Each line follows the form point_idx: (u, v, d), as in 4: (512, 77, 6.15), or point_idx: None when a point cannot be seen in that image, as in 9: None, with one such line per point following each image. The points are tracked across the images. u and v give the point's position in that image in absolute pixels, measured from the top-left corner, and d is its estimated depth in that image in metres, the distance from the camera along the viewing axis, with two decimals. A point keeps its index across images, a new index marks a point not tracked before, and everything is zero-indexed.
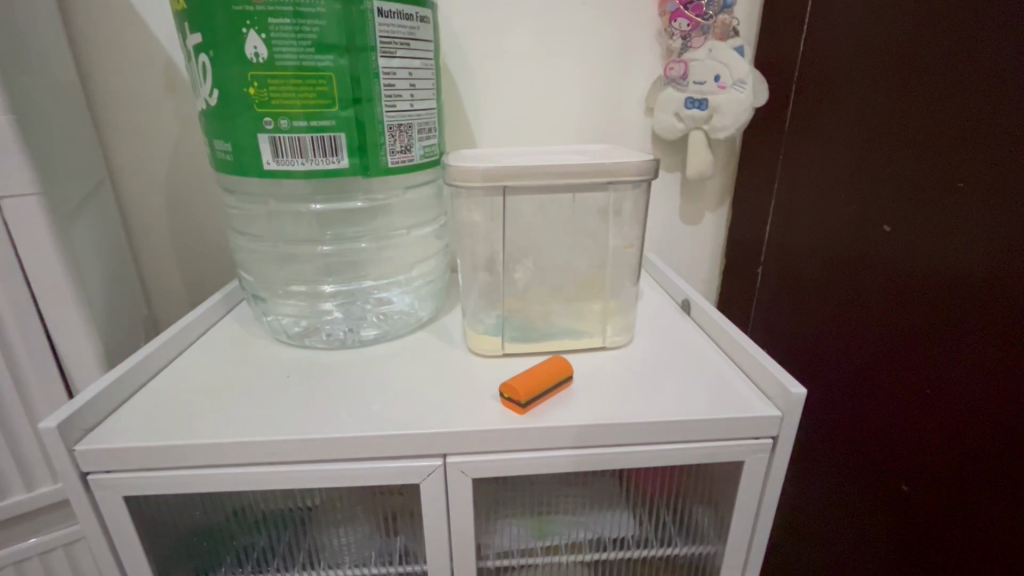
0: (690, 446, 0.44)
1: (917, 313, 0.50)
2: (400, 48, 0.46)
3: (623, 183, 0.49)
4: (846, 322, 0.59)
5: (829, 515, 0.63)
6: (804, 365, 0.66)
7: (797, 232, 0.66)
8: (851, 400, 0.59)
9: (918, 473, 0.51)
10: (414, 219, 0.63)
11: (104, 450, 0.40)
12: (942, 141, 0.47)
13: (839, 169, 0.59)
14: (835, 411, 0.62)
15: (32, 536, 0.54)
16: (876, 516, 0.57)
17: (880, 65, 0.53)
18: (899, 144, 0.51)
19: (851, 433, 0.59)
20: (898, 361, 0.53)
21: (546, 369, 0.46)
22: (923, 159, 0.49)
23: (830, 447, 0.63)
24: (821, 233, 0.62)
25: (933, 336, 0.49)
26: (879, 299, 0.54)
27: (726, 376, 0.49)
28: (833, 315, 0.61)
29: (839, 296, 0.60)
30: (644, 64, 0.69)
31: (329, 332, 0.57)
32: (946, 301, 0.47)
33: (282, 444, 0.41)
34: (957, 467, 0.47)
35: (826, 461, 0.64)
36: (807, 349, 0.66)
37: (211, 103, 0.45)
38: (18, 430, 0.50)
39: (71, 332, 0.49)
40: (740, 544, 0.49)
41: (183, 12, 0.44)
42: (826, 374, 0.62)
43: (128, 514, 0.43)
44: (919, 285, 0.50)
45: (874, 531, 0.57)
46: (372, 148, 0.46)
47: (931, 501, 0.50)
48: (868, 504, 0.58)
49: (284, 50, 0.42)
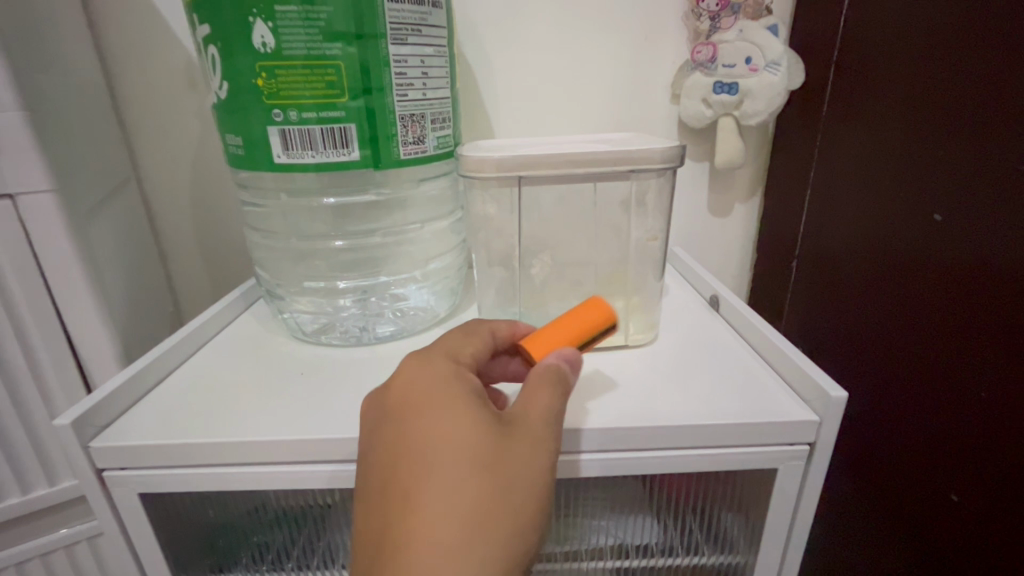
0: (719, 452, 0.41)
1: (963, 304, 0.46)
2: (411, 35, 0.45)
3: (646, 171, 0.46)
4: (885, 313, 0.55)
5: (869, 518, 0.59)
6: (841, 360, 0.62)
7: (837, 220, 0.62)
8: (889, 397, 0.55)
9: (965, 478, 0.47)
10: (429, 214, 0.62)
11: (116, 448, 0.40)
12: (995, 118, 0.43)
13: (885, 150, 0.54)
14: (873, 408, 0.58)
15: (60, 528, 0.55)
16: (917, 519, 0.53)
17: (939, 32, 0.48)
18: (955, 120, 0.46)
19: (889, 431, 0.56)
20: (951, 357, 0.48)
21: (574, 314, 0.41)
22: (976, 137, 0.45)
23: (869, 446, 0.59)
24: (864, 220, 0.58)
25: (979, 328, 0.45)
26: (916, 289, 0.51)
27: (759, 377, 0.46)
28: (874, 307, 0.57)
29: (878, 287, 0.56)
30: (670, 48, 0.65)
31: (345, 329, 0.57)
32: (995, 290, 0.43)
33: (292, 444, 0.40)
34: (1006, 471, 0.43)
35: (864, 461, 0.60)
36: (847, 344, 0.61)
37: (222, 96, 0.45)
38: (39, 427, 0.51)
39: (92, 329, 0.49)
40: (772, 557, 0.46)
41: (192, 4, 0.44)
42: (864, 369, 0.59)
43: (145, 510, 0.43)
44: (964, 273, 0.46)
45: (916, 537, 0.53)
46: (384, 139, 0.45)
47: (977, 509, 0.46)
48: (908, 506, 0.54)
49: (292, 39, 0.41)
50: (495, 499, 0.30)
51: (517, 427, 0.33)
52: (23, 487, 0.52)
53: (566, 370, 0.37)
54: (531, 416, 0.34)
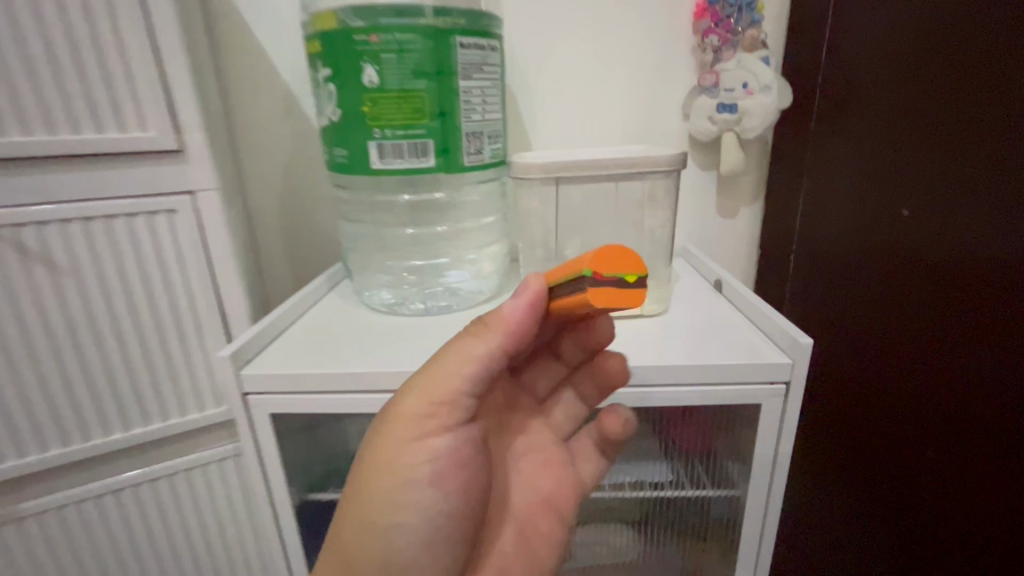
0: (712, 389, 0.53)
1: (947, 285, 0.56)
2: (474, 71, 0.59)
3: (656, 173, 0.58)
4: (874, 299, 0.65)
5: (875, 480, 0.68)
6: (843, 346, 0.71)
7: (839, 229, 0.71)
8: (882, 369, 0.65)
9: (962, 428, 0.56)
10: (480, 212, 0.76)
11: (259, 376, 0.54)
12: (955, 132, 0.54)
13: (879, 166, 0.64)
14: (870, 383, 0.67)
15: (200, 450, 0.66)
16: (924, 475, 0.61)
17: (903, 66, 0.59)
18: (947, 138, 0.55)
19: (886, 400, 0.65)
20: (938, 329, 0.58)
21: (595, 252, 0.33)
22: (938, 149, 0.56)
23: (868, 417, 0.68)
24: (866, 227, 0.66)
25: (961, 302, 0.55)
26: (902, 277, 0.61)
27: (749, 336, 0.57)
28: (863, 295, 0.67)
29: (866, 276, 0.67)
30: (681, 76, 0.78)
31: (412, 305, 0.69)
32: (975, 272, 0.53)
33: (385, 377, 0.53)
34: (998, 417, 0.53)
35: (867, 431, 0.69)
36: (851, 337, 0.70)
37: (334, 120, 0.59)
38: (196, 375, 0.62)
39: (235, 298, 0.61)
40: (761, 483, 0.56)
41: (315, 53, 0.59)
42: (856, 350, 0.69)
43: (272, 428, 0.57)
44: (945, 259, 0.56)
45: (922, 489, 0.62)
46: (453, 150, 0.59)
47: (979, 454, 0.55)
48: (914, 466, 0.62)
49: (390, 78, 0.55)
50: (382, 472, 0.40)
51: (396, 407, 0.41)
52: (180, 409, 0.62)
53: (501, 304, 0.38)
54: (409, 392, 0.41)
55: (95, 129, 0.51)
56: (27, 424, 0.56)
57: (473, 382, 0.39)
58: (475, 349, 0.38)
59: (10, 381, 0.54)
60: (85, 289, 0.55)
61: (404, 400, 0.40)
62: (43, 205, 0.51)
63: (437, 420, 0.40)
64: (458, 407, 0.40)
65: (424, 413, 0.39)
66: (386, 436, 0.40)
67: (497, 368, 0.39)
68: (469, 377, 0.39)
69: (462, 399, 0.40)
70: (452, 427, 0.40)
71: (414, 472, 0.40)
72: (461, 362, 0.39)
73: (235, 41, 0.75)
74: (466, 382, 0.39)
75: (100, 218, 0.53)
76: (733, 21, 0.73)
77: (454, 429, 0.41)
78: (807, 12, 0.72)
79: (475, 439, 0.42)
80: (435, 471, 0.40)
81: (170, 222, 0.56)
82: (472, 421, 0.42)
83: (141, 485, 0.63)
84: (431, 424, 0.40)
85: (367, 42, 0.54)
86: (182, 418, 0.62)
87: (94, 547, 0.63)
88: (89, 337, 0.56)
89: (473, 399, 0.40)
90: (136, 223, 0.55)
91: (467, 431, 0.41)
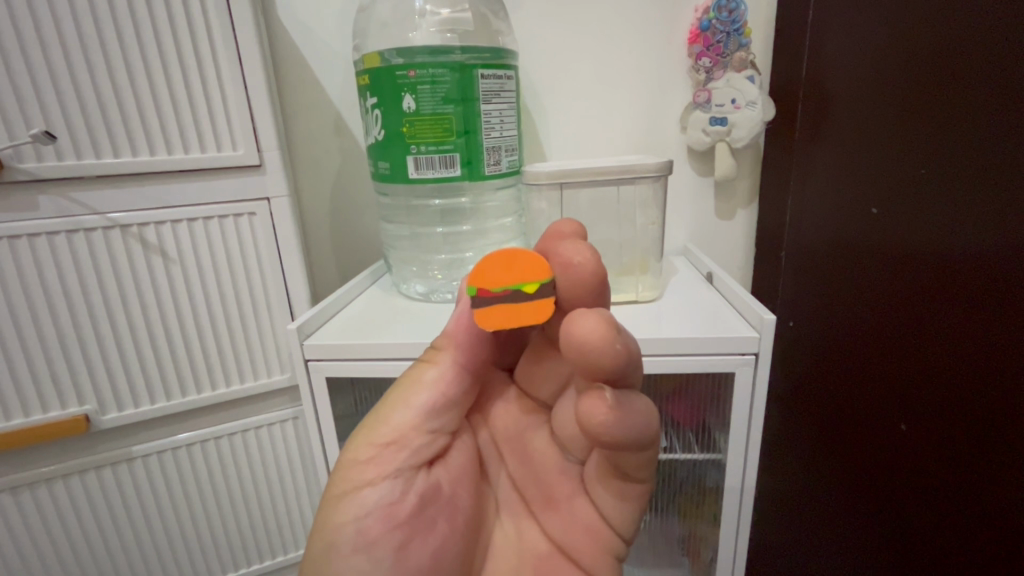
0: (696, 358, 0.61)
1: (916, 272, 0.61)
2: (494, 97, 0.71)
3: (647, 177, 0.69)
4: (857, 293, 0.71)
5: (860, 462, 0.73)
6: (830, 339, 0.77)
7: (845, 239, 0.73)
8: (861, 356, 0.71)
9: (927, 403, 0.61)
10: (501, 213, 0.88)
11: (318, 345, 0.66)
12: (912, 135, 0.61)
13: (868, 169, 0.68)
14: (854, 371, 0.73)
15: (268, 411, 0.79)
16: (907, 455, 0.64)
17: (870, 80, 0.67)
18: (933, 144, 0.58)
19: (867, 385, 0.71)
20: (906, 318, 0.63)
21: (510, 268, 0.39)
22: (902, 151, 0.62)
23: (851, 402, 0.74)
24: (868, 240, 0.69)
25: (928, 287, 0.60)
26: (879, 270, 0.67)
27: (726, 315, 0.67)
28: (849, 291, 0.73)
29: (846, 271, 0.73)
30: (679, 93, 0.89)
31: (440, 292, 0.80)
32: (939, 256, 0.58)
33: (419, 345, 0.65)
34: (960, 389, 0.57)
35: (852, 417, 0.74)
36: (866, 353, 0.70)
37: (379, 139, 0.72)
38: (266, 349, 0.76)
39: (297, 286, 0.74)
40: (739, 444, 0.65)
41: (364, 85, 0.71)
42: (843, 342, 0.74)
43: (327, 391, 0.69)
44: (912, 250, 0.61)
45: (901, 467, 0.65)
46: (476, 162, 0.71)
47: (944, 427, 0.59)
48: (899, 450, 0.66)
49: (425, 104, 0.68)
50: (338, 514, 0.40)
51: (350, 449, 0.42)
52: (254, 374, 0.76)
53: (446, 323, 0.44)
54: (362, 432, 0.42)
55: (201, 149, 0.66)
56: (142, 380, 0.71)
57: (423, 417, 0.42)
58: (423, 376, 0.43)
59: (131, 343, 0.69)
60: (184, 274, 0.69)
61: (357, 435, 0.42)
62: (161, 208, 0.66)
63: (384, 463, 0.41)
64: (406, 448, 0.41)
65: (367, 457, 0.41)
66: (343, 477, 0.41)
67: (444, 402, 0.43)
68: (419, 408, 0.42)
69: (413, 439, 0.42)
70: (393, 474, 0.41)
71: (345, 528, 0.40)
72: (412, 385, 0.43)
73: (293, 72, 0.88)
74: (416, 415, 0.42)
75: (200, 219, 0.68)
76: (722, 45, 0.83)
77: (400, 474, 0.41)
78: (790, 35, 0.81)
79: (428, 491, 0.42)
80: (364, 531, 0.40)
81: (250, 221, 0.70)
82: (426, 466, 0.43)
83: (222, 436, 0.77)
84: (378, 464, 0.41)
85: (407, 76, 0.67)
86: (255, 380, 0.76)
87: (184, 483, 0.78)
88: (183, 313, 0.71)
89: (425, 437, 0.42)
90: (226, 222, 0.69)
91: (411, 478, 0.41)
